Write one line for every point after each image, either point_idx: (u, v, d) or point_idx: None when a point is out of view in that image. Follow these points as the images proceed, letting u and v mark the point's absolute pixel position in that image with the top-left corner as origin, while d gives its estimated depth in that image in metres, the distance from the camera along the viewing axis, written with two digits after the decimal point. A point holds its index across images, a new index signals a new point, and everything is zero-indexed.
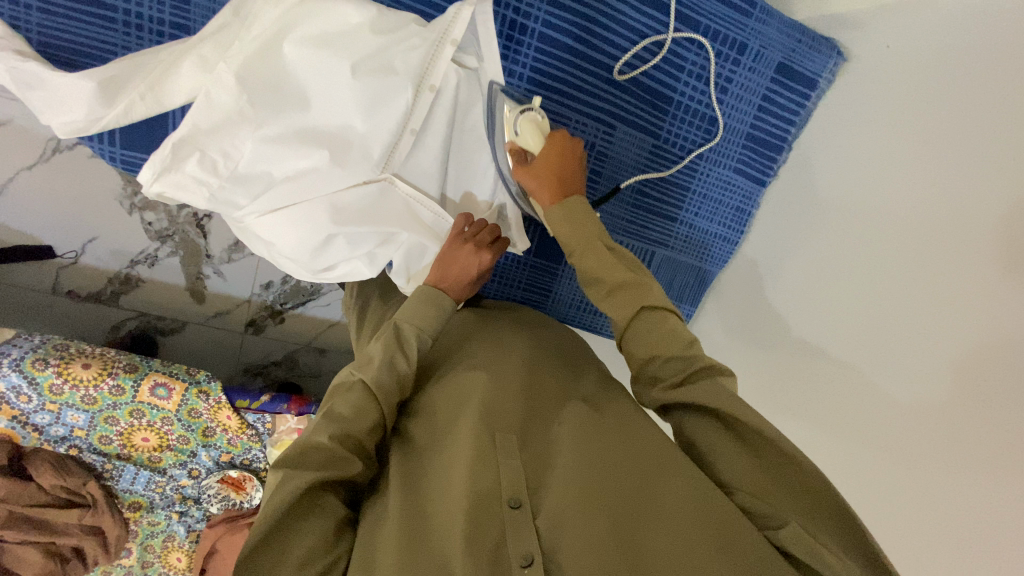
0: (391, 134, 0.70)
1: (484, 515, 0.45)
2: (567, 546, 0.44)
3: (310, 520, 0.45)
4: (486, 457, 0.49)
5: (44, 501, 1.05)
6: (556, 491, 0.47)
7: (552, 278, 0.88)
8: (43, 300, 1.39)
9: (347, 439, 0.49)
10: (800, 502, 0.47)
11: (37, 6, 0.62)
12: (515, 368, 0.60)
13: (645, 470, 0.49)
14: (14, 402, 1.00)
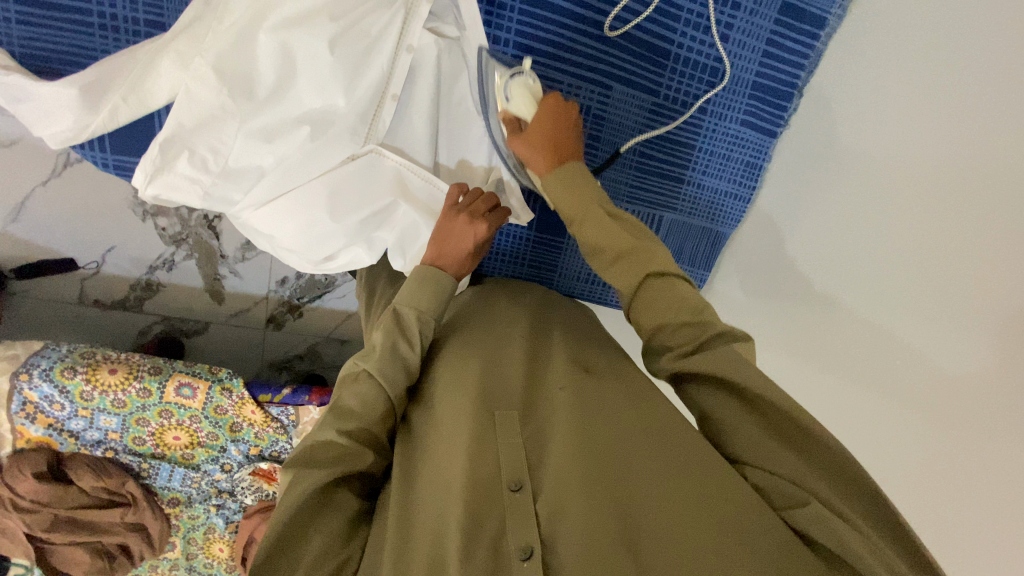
0: (367, 101, 0.69)
1: (485, 502, 0.44)
2: (569, 529, 0.42)
3: (326, 517, 0.44)
4: (484, 444, 0.48)
5: (87, 503, 1.09)
6: (556, 474, 0.46)
7: (557, 252, 0.86)
8: (71, 311, 1.44)
9: (358, 432, 0.48)
10: (817, 473, 0.44)
11: (16, 19, 0.62)
12: (516, 345, 0.59)
13: (645, 451, 0.48)
14: (48, 411, 1.04)
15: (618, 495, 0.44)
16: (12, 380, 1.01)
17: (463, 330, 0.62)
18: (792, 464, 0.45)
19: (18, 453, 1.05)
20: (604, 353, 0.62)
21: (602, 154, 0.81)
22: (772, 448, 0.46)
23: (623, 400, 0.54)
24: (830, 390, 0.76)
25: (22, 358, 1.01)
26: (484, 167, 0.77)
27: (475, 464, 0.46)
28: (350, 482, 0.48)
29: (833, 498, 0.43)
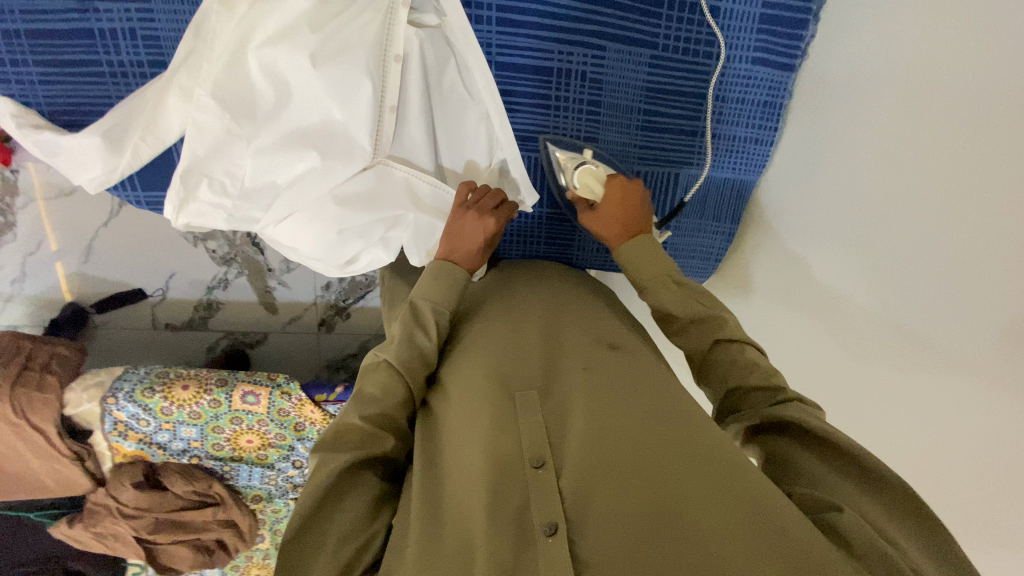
0: (367, 116, 0.69)
1: (507, 479, 0.44)
2: (596, 505, 0.41)
3: (351, 499, 0.47)
4: (505, 426, 0.48)
5: (182, 505, 1.22)
6: (580, 450, 0.45)
7: (573, 226, 0.85)
8: (146, 336, 1.57)
9: (379, 417, 0.50)
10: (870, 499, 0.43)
11: (38, 79, 0.66)
12: (534, 326, 0.60)
13: (668, 428, 0.46)
14: (136, 428, 1.16)
15: (645, 469, 0.43)
16: (102, 405, 1.12)
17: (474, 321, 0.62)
18: (834, 483, 0.45)
19: (117, 466, 1.18)
20: (615, 324, 0.63)
21: (604, 119, 0.79)
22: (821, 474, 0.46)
23: (643, 379, 0.53)
24: (849, 340, 0.68)
25: (108, 384, 1.12)
26: (485, 151, 0.76)
27: (496, 442, 0.46)
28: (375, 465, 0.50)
29: (881, 518, 0.42)
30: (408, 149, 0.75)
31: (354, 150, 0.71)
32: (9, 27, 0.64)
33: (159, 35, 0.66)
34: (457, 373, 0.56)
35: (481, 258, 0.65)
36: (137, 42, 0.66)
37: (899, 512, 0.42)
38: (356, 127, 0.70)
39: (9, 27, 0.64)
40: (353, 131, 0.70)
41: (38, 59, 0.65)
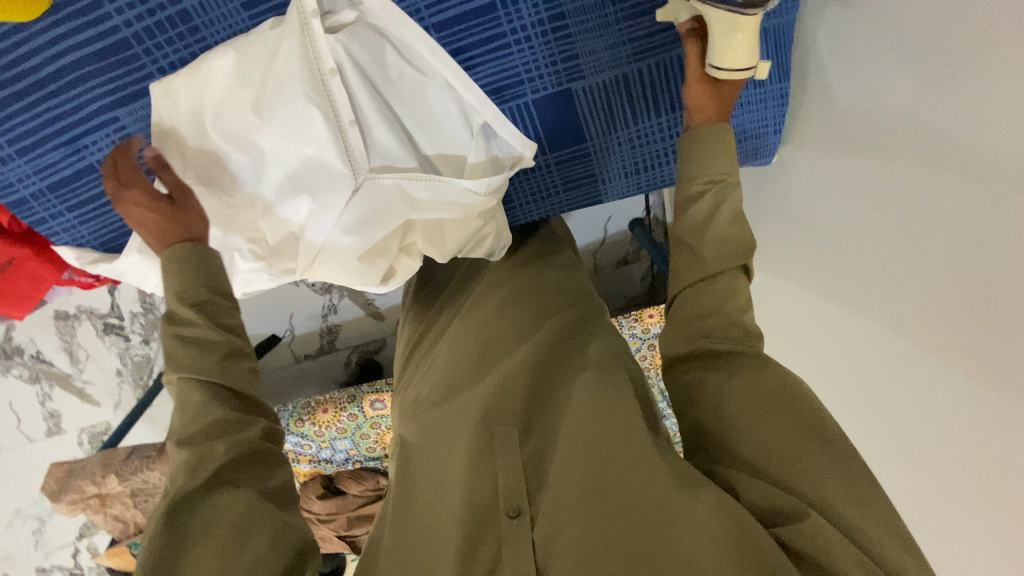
0: (331, 140, 0.67)
1: (486, 526, 0.53)
2: (558, 551, 0.49)
3: (194, 542, 0.45)
4: (484, 479, 0.56)
5: (364, 502, 1.38)
6: (550, 498, 0.52)
7: (588, 161, 0.75)
8: (295, 369, 1.84)
9: (193, 438, 0.50)
10: (817, 476, 0.46)
11: (79, 223, 0.75)
12: (522, 367, 0.68)
13: (634, 458, 0.52)
14: (304, 450, 1.39)
15: (607, 514, 0.48)
16: None
17: (466, 377, 0.71)
18: (781, 450, 0.48)
19: (304, 483, 1.44)
20: (599, 348, 0.69)
21: (576, 30, 0.67)
22: (771, 444, 0.49)
23: (617, 413, 0.57)
24: None
25: None
26: (461, 122, 0.70)
27: (475, 487, 0.56)
28: (237, 486, 0.50)
29: (823, 492, 0.46)
30: (387, 159, 0.71)
31: (338, 176, 0.70)
32: (35, 191, 0.72)
33: None
34: (445, 414, 0.67)
35: (180, 222, 0.61)
36: None
37: (855, 483, 0.46)
38: (328, 153, 0.68)
39: (34, 190, 0.72)
40: (327, 158, 0.69)
41: (68, 207, 0.74)
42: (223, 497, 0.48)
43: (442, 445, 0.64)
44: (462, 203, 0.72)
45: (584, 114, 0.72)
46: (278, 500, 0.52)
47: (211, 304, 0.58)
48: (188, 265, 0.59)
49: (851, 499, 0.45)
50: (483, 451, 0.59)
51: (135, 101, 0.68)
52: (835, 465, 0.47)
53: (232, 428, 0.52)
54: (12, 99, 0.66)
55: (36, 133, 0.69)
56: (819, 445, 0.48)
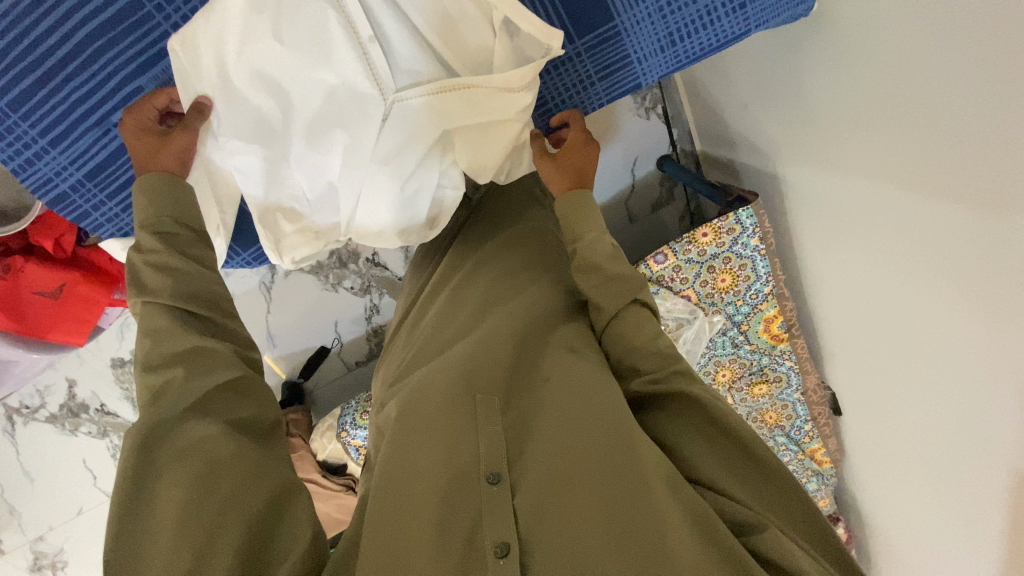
0: (355, 60, 0.66)
1: (466, 489, 0.59)
2: (539, 519, 0.56)
3: (169, 468, 0.52)
4: (468, 448, 0.63)
5: None
6: (530, 472, 0.60)
7: (617, 42, 0.72)
8: (349, 379, 1.84)
9: (157, 362, 0.58)
10: (757, 493, 0.62)
11: (121, 210, 0.75)
12: (505, 342, 0.74)
13: (604, 436, 0.61)
14: None
15: (589, 490, 0.57)
16: (340, 440, 1.35)
17: (453, 354, 0.75)
18: (723, 473, 0.63)
19: None
20: (577, 332, 0.77)
21: None
22: (716, 466, 0.63)
23: (599, 399, 0.64)
24: None
25: (336, 423, 1.36)
26: (481, 19, 0.67)
27: (458, 454, 0.62)
28: (209, 416, 0.57)
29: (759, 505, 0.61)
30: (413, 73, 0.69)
31: (366, 101, 0.69)
32: (74, 183, 0.72)
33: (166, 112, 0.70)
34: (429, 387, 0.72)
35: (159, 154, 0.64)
36: None
37: (783, 491, 0.62)
38: (354, 75, 0.67)
39: (73, 183, 0.72)
40: (353, 82, 0.67)
41: (109, 194, 0.73)
42: (196, 426, 0.55)
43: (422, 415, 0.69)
44: (499, 105, 0.68)
45: None
46: (249, 431, 0.59)
47: (174, 233, 0.64)
48: (160, 193, 0.64)
49: (773, 506, 0.61)
50: (469, 425, 0.65)
51: (156, 66, 0.67)
52: (752, 480, 0.63)
53: (195, 356, 0.59)
54: (34, 89, 0.66)
55: (64, 120, 0.68)
56: (746, 474, 0.63)
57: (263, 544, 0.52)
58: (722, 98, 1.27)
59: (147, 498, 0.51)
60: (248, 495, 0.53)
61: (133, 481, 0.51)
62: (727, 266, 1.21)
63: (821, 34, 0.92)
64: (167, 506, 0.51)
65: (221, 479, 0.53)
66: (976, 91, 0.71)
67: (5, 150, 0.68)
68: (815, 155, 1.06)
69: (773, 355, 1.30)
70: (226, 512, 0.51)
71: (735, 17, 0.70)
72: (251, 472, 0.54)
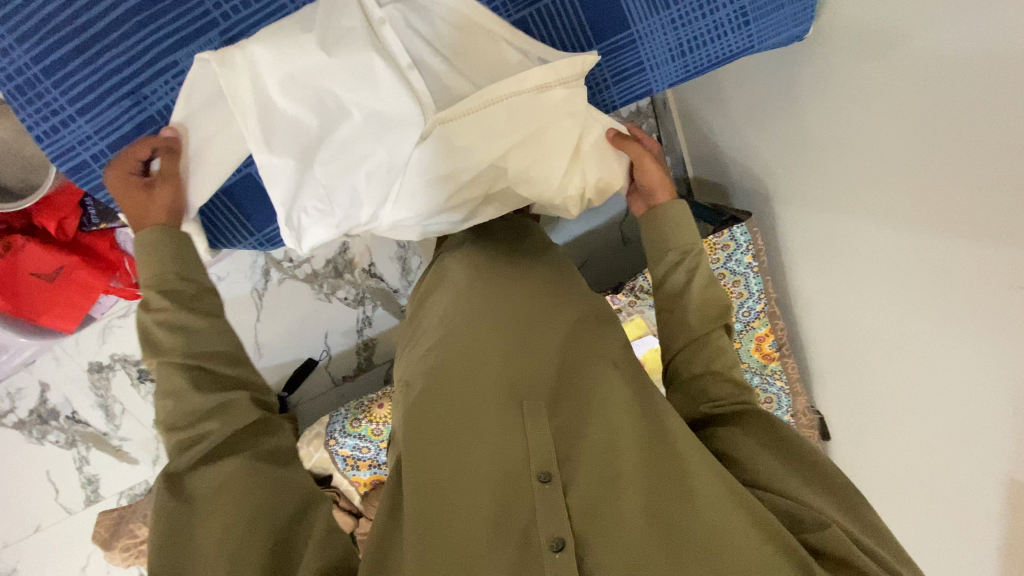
0: (394, 80, 0.70)
1: (520, 486, 0.58)
2: (598, 524, 0.55)
3: (201, 509, 0.53)
4: (519, 445, 0.61)
5: None
6: (584, 475, 0.59)
7: (633, 48, 0.77)
8: (336, 394, 1.79)
9: (175, 420, 0.58)
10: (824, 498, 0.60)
11: None
12: (547, 340, 0.72)
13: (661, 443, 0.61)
14: (362, 456, 1.32)
15: (642, 502, 0.57)
16: (328, 448, 1.31)
17: (494, 339, 0.71)
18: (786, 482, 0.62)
19: (366, 494, 1.36)
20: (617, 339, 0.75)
21: None
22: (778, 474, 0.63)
23: (647, 414, 0.65)
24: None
25: (324, 430, 1.32)
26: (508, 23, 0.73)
27: (507, 452, 0.60)
28: (233, 454, 0.58)
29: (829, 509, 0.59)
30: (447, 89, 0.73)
31: (405, 118, 0.71)
32: (95, 152, 0.72)
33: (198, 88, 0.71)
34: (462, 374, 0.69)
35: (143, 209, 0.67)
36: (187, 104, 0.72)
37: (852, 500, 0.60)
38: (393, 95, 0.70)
39: (95, 152, 0.72)
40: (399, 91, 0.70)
41: None
42: (219, 466, 0.56)
43: (457, 407, 0.66)
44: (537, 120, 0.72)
45: None
46: (270, 460, 0.59)
47: (177, 289, 0.64)
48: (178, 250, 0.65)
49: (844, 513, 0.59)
50: (517, 422, 0.63)
51: (193, 43, 0.69)
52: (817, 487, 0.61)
53: (215, 411, 0.59)
54: (71, 57, 0.67)
55: (96, 90, 0.69)
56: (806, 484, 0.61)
57: (286, 555, 0.51)
58: (716, 126, 1.35)
59: (183, 528, 0.52)
60: (269, 512, 0.53)
61: (167, 522, 0.52)
62: (722, 282, 1.25)
63: (810, 63, 1.00)
64: (206, 532, 0.52)
65: (243, 499, 0.53)
66: (951, 106, 0.78)
67: (35, 115, 0.69)
68: (805, 179, 1.13)
69: (764, 374, 1.32)
70: (256, 526, 0.52)
71: (742, 33, 0.77)
72: (267, 490, 0.55)
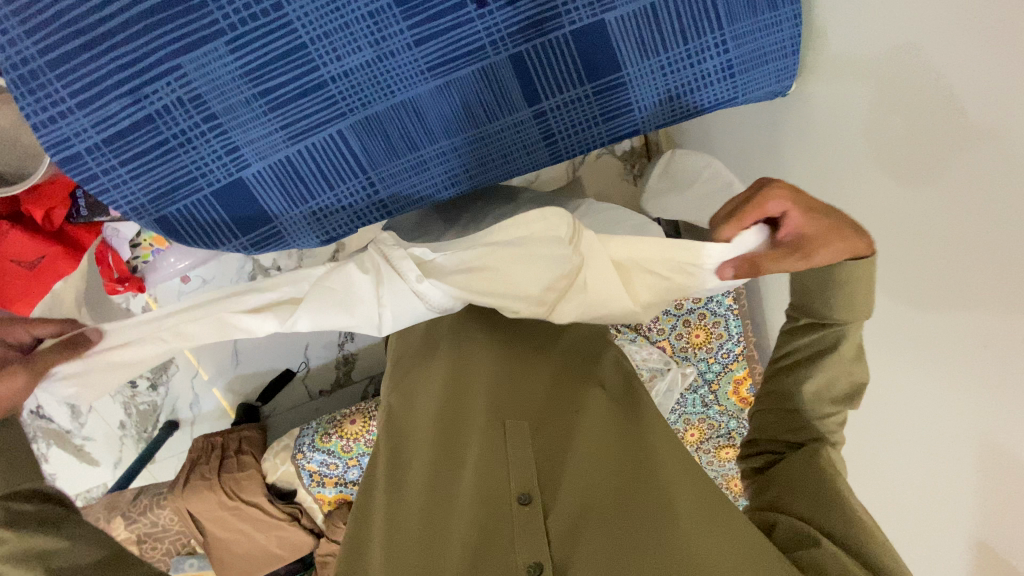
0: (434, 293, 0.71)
1: (499, 510, 0.56)
2: (580, 554, 0.52)
3: None
4: (499, 469, 0.59)
5: None
6: (564, 501, 0.56)
7: (622, 89, 0.81)
8: (310, 408, 1.77)
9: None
10: (836, 518, 0.60)
11: (128, 178, 0.76)
12: (538, 368, 0.71)
13: (652, 469, 0.58)
14: (329, 472, 1.29)
15: (627, 523, 0.54)
16: (294, 462, 1.28)
17: (478, 367, 0.71)
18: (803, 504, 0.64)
19: (329, 514, 1.34)
20: (610, 366, 0.73)
21: None
22: (795, 491, 0.65)
23: (638, 442, 0.62)
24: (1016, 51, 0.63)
25: (293, 443, 1.29)
26: (505, 56, 0.77)
27: (482, 477, 0.59)
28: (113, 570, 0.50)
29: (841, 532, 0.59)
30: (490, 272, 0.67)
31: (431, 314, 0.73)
32: (90, 145, 0.73)
33: (198, 92, 0.73)
34: (445, 404, 0.69)
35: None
36: (186, 106, 0.73)
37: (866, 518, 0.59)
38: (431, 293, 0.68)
39: (90, 145, 0.73)
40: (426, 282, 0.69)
41: (121, 162, 0.75)
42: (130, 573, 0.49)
43: (437, 437, 0.65)
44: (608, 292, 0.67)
45: (618, 42, 0.78)
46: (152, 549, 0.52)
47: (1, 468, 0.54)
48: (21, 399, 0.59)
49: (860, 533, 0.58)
50: (499, 446, 0.61)
51: (197, 49, 0.71)
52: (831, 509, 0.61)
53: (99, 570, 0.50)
54: (76, 52, 0.69)
55: (97, 85, 0.71)
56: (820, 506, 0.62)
57: None
58: None
59: None
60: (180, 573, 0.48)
61: None
62: (702, 321, 1.27)
63: (794, 116, 1.04)
64: None
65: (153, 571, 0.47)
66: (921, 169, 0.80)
67: (32, 105, 0.70)
68: None
69: (742, 419, 1.31)
70: None
71: (724, 82, 0.82)
72: None
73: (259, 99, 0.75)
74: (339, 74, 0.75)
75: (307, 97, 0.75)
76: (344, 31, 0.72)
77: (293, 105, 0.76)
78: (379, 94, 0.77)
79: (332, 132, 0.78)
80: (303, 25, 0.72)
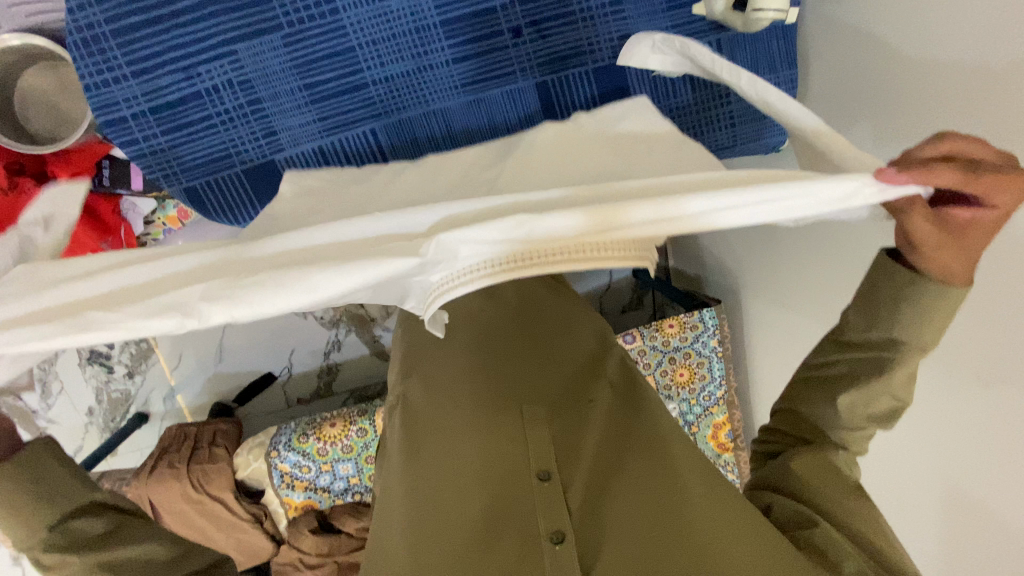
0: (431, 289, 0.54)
1: (522, 486, 0.63)
2: (597, 526, 0.59)
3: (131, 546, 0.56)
4: (517, 450, 0.67)
5: (357, 544, 1.28)
6: (580, 481, 0.64)
7: None
8: (284, 415, 1.73)
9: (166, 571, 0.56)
10: (843, 502, 0.59)
11: (167, 146, 0.80)
12: (552, 364, 0.79)
13: (663, 454, 0.64)
14: (301, 475, 1.27)
15: (640, 501, 0.60)
16: (267, 460, 1.25)
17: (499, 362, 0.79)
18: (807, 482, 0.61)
19: (293, 520, 1.30)
20: (618, 364, 0.79)
21: (629, 11, 0.83)
22: (806, 473, 0.62)
23: (647, 430, 0.68)
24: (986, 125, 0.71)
25: (268, 441, 1.26)
26: (531, 82, 0.85)
27: (502, 457, 0.66)
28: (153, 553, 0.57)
29: (839, 512, 0.59)
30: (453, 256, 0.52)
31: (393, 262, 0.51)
32: (137, 112, 0.78)
33: (248, 77, 0.79)
34: (465, 393, 0.76)
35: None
36: (233, 87, 0.79)
37: (834, 495, 0.60)
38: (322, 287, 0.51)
39: (136, 111, 0.78)
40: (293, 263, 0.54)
41: (163, 131, 0.79)
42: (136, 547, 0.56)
43: (457, 420, 0.73)
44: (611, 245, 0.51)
45: (634, 83, 0.86)
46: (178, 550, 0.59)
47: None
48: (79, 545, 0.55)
49: (862, 521, 0.58)
50: (518, 428, 0.69)
51: (253, 39, 0.77)
52: (842, 493, 0.60)
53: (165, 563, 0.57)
54: (141, 25, 0.75)
55: (154, 58, 0.76)
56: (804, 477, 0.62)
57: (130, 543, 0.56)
58: None
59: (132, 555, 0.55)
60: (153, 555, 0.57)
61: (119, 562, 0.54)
62: (686, 361, 1.31)
63: None
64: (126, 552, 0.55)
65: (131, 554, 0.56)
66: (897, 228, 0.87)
67: (89, 66, 0.75)
68: (774, 278, 1.22)
69: (716, 463, 1.34)
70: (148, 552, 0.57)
71: (726, 130, 0.91)
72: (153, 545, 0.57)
73: (303, 91, 0.80)
74: (380, 79, 0.81)
75: (348, 95, 0.81)
76: (391, 41, 0.79)
77: (332, 101, 0.81)
78: (414, 101, 0.83)
79: (366, 130, 0.84)
80: (354, 31, 0.78)
